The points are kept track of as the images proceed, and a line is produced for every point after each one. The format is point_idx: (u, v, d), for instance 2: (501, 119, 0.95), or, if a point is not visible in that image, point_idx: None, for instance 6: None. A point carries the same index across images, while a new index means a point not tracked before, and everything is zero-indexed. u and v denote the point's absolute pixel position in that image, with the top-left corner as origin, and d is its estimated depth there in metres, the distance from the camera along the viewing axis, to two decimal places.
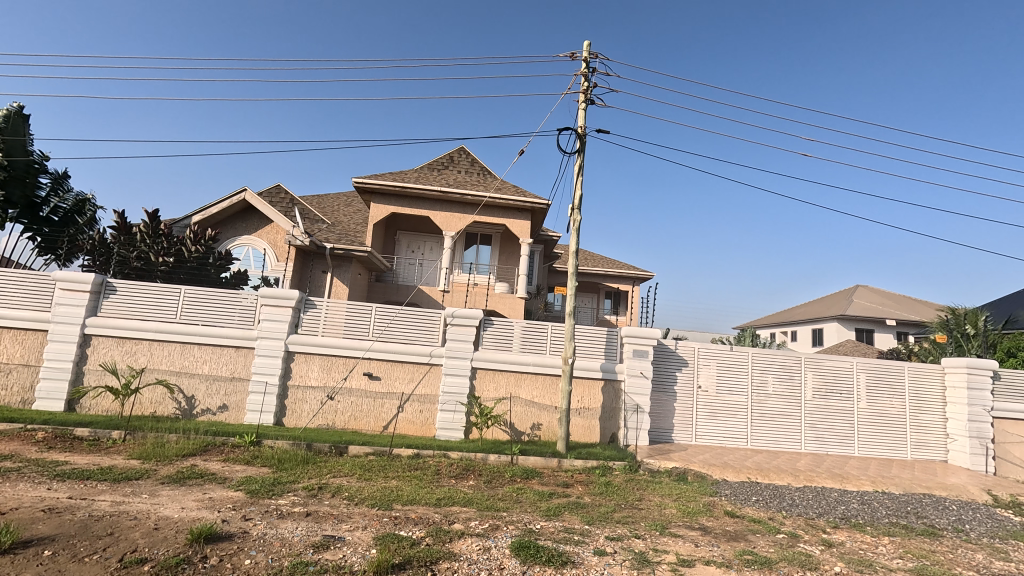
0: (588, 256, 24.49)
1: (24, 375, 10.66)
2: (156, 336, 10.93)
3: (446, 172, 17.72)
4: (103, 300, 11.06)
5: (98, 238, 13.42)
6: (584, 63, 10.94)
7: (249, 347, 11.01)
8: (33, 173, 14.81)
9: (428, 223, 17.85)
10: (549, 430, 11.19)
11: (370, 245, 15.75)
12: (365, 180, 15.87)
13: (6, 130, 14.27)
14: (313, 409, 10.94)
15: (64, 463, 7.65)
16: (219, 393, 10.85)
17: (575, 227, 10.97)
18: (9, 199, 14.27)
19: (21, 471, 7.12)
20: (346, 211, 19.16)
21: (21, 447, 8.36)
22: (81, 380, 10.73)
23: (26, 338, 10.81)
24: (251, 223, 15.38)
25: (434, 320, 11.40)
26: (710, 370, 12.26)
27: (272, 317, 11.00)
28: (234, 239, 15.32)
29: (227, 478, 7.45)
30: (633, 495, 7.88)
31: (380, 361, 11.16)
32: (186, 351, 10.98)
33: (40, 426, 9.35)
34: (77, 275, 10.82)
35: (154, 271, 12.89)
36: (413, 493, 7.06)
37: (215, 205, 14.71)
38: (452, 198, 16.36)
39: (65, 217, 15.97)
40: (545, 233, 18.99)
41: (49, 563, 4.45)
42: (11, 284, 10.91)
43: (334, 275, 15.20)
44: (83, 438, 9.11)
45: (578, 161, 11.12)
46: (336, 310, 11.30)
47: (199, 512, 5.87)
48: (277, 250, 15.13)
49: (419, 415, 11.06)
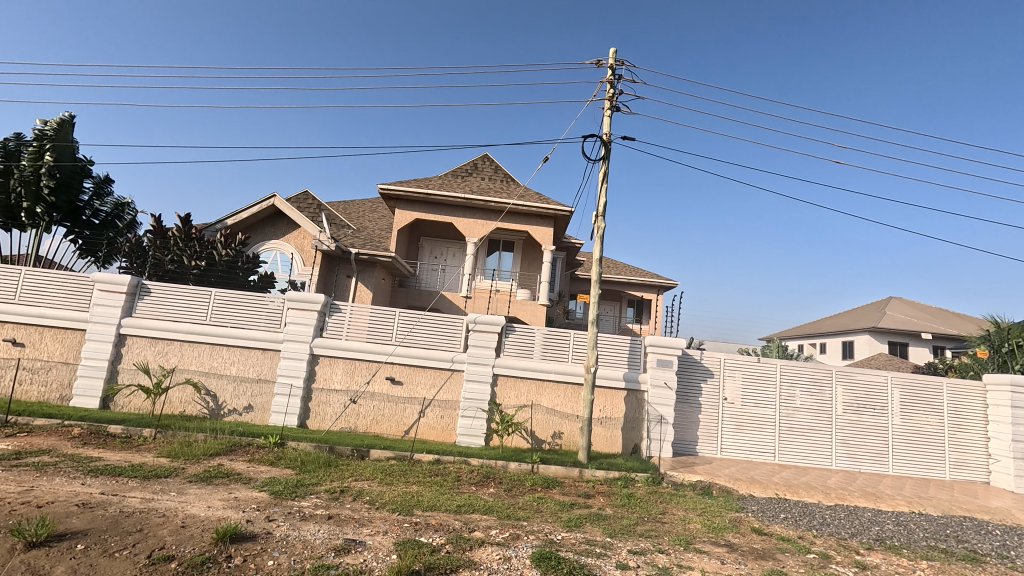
0: (611, 264, 24.30)
1: (62, 372, 11.02)
2: (187, 337, 11.21)
3: (470, 179, 17.86)
4: (138, 301, 11.44)
5: (135, 240, 13.93)
6: (610, 70, 10.88)
7: (275, 350, 11.22)
8: (78, 179, 15.42)
9: (450, 229, 17.97)
10: (570, 440, 11.06)
11: (394, 251, 15.92)
12: (390, 187, 16.11)
13: (56, 138, 14.90)
14: (335, 412, 11.05)
15: (97, 459, 7.89)
16: (245, 394, 11.05)
17: (599, 235, 10.89)
18: (54, 203, 14.89)
19: (58, 466, 7.37)
20: (371, 216, 19.46)
21: (58, 442, 8.67)
22: (116, 378, 11.09)
23: (66, 337, 11.24)
24: (279, 227, 15.71)
25: (456, 326, 11.44)
26: (735, 382, 11.97)
27: (298, 321, 11.20)
28: (262, 244, 15.66)
29: (252, 478, 7.56)
30: (656, 507, 7.73)
31: (402, 365, 11.23)
32: (215, 352, 11.25)
33: (77, 422, 9.68)
34: (115, 276, 11.23)
35: (187, 275, 13.29)
36: (433, 499, 7.04)
37: (245, 211, 15.06)
38: (475, 205, 16.46)
39: (105, 220, 16.62)
40: (567, 240, 18.91)
41: (81, 557, 4.57)
42: (54, 285, 11.38)
43: (359, 280, 15.40)
44: (115, 435, 9.38)
45: (603, 168, 11.05)
46: (360, 315, 11.44)
47: (224, 512, 5.96)
48: (304, 254, 15.43)
49: (441, 420, 11.06)
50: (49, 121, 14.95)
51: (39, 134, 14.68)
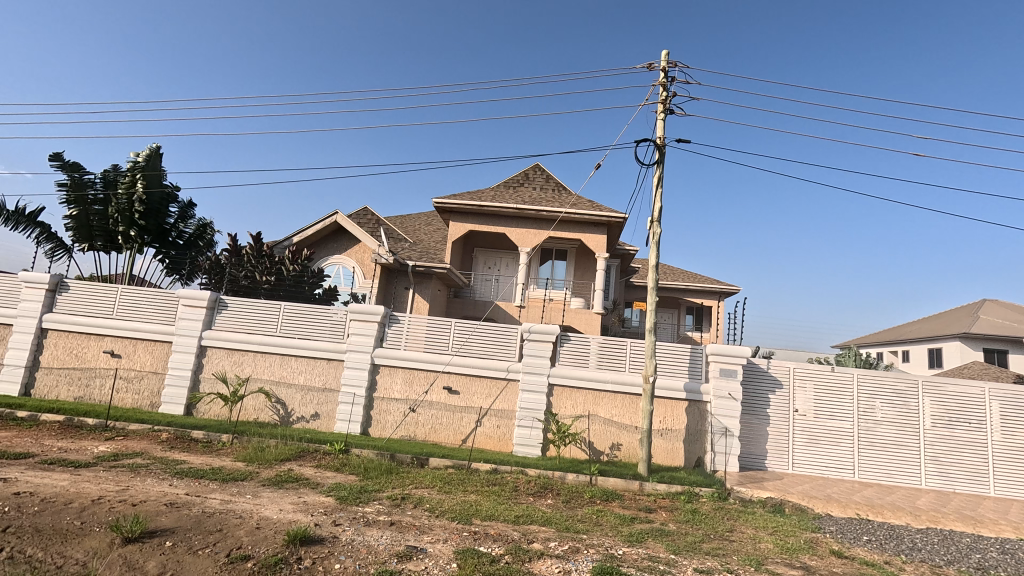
0: (667, 271, 23.65)
1: (152, 381, 12.02)
2: (259, 348, 11.93)
3: (522, 189, 17.99)
4: (217, 315, 12.30)
5: (213, 259, 15.03)
6: (663, 73, 10.67)
7: (339, 360, 11.70)
8: (165, 204, 16.87)
9: (504, 240, 18.15)
10: (629, 452, 10.78)
11: (449, 263, 16.27)
12: (445, 200, 16.51)
13: (146, 168, 16.39)
14: (396, 420, 11.36)
15: (183, 462, 8.51)
16: (312, 402, 11.58)
17: (655, 241, 10.64)
18: (145, 227, 16.36)
19: (149, 468, 8.02)
20: (427, 229, 20.01)
21: (150, 446, 9.44)
22: (198, 387, 11.95)
23: (155, 349, 12.25)
24: (342, 243, 16.46)
25: (510, 336, 11.49)
26: (807, 392, 11.26)
27: (360, 332, 11.64)
28: (326, 259, 16.45)
29: (319, 483, 7.89)
30: (723, 524, 7.37)
31: (459, 375, 11.39)
32: (285, 362, 11.89)
33: (165, 427, 10.50)
34: (197, 292, 12.15)
35: (258, 289, 14.20)
36: (492, 509, 7.06)
37: (310, 227, 15.88)
38: (527, 215, 16.54)
39: (188, 241, 18.07)
40: (621, 247, 18.59)
41: (170, 554, 4.93)
42: (145, 301, 12.47)
43: (416, 291, 15.83)
44: (198, 440, 10.09)
45: (657, 172, 10.81)
46: (418, 325, 11.74)
47: (294, 515, 6.25)
48: (364, 267, 16.06)
49: (497, 430, 11.11)
50: (140, 153, 16.48)
51: (133, 165, 16.20)
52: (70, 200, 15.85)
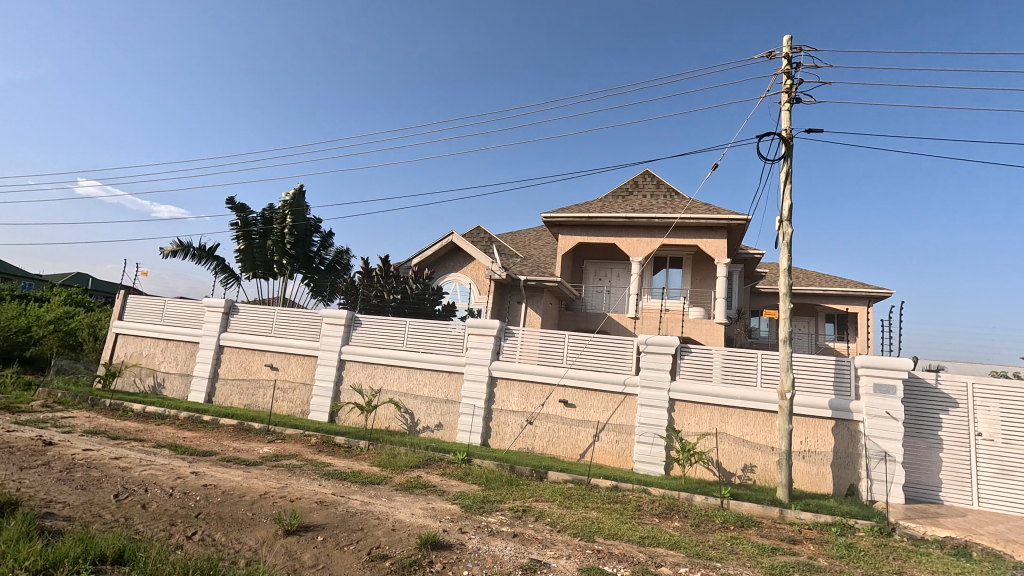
0: (800, 275, 21.41)
1: (303, 391, 13.60)
2: (388, 361, 12.94)
3: (632, 198, 17.56)
4: (352, 331, 13.61)
5: (349, 280, 16.73)
6: (786, 60, 9.80)
7: (459, 372, 12.26)
8: (309, 235, 19.18)
9: (615, 250, 17.80)
10: (765, 475, 9.82)
11: (560, 276, 16.35)
12: (553, 214, 16.67)
13: (294, 205, 18.80)
14: (514, 432, 11.56)
15: (329, 465, 9.48)
16: (436, 412, 12.24)
17: (785, 242, 9.69)
18: (294, 256, 18.74)
19: (303, 468, 9.05)
20: (537, 244, 20.34)
21: (302, 449, 10.67)
22: (339, 397, 13.26)
23: (304, 362, 13.86)
24: (458, 261, 17.31)
25: (626, 348, 11.15)
26: (994, 414, 9.39)
27: (477, 345, 12.11)
28: (444, 277, 17.37)
29: (445, 491, 8.28)
30: (888, 565, 6.37)
31: (574, 388, 11.31)
32: (411, 375, 12.75)
33: (314, 432, 11.80)
34: (336, 311, 13.57)
35: (386, 307, 15.78)
36: (614, 528, 6.85)
37: (429, 248, 16.95)
38: (639, 223, 16.06)
39: (329, 266, 20.33)
40: (745, 251, 17.24)
41: (321, 547, 5.49)
42: (295, 320, 14.21)
43: (528, 305, 16.11)
44: (340, 445, 11.18)
45: (784, 168, 9.89)
46: (531, 338, 11.90)
47: (425, 520, 6.62)
48: (479, 283, 16.69)
49: (616, 445, 10.79)
50: (289, 192, 18.94)
51: (283, 204, 18.69)
52: (237, 238, 18.68)
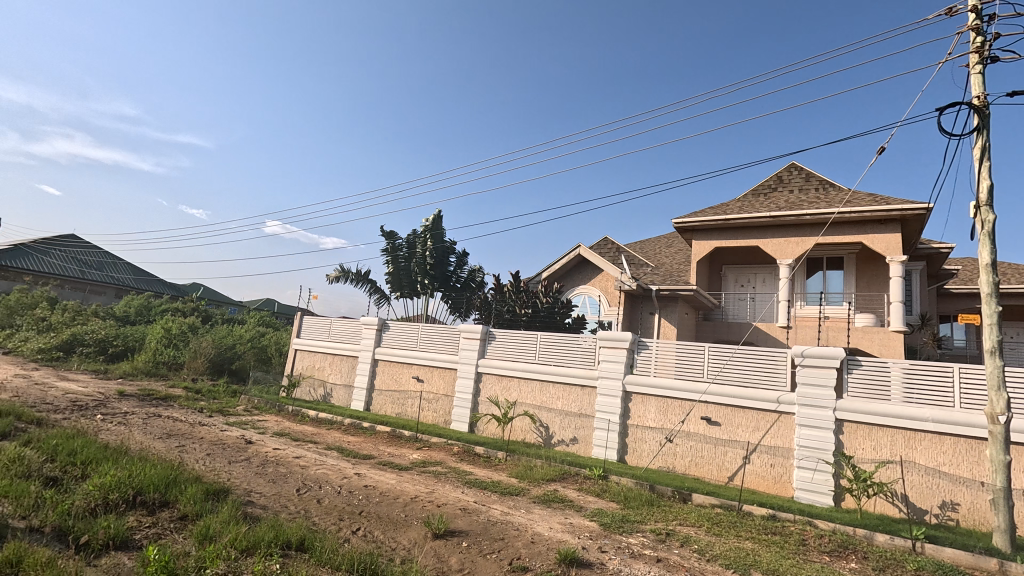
0: (1009, 271, 17.44)
1: (445, 402, 14.52)
2: (522, 375, 13.26)
3: (776, 195, 15.94)
4: (488, 345, 14.23)
5: (483, 297, 17.58)
6: (972, 14, 8.17)
7: (592, 386, 12.09)
8: (446, 256, 20.62)
9: (759, 253, 16.24)
10: (974, 517, 8.02)
11: (696, 284, 15.38)
12: (685, 219, 15.79)
13: (433, 230, 20.39)
14: (652, 450, 11.03)
15: (471, 473, 9.94)
16: (570, 426, 12.18)
17: (986, 232, 7.97)
18: (434, 276, 20.27)
19: (447, 475, 9.62)
20: (669, 251, 19.41)
21: (446, 456, 11.36)
22: (477, 408, 13.90)
23: (446, 375, 14.81)
24: (586, 273, 17.22)
25: (778, 361, 10.05)
26: None
27: (610, 359, 11.86)
28: (573, 289, 17.35)
29: (583, 507, 8.17)
30: None
31: (718, 405, 10.47)
32: (544, 388, 12.90)
33: (456, 441, 12.50)
34: (473, 326, 14.34)
35: (518, 321, 16.45)
36: (773, 562, 6.12)
37: (557, 261, 17.12)
38: (786, 222, 14.49)
39: (465, 284, 21.61)
40: (926, 246, 14.56)
41: (466, 553, 5.74)
42: (437, 336, 15.29)
43: (662, 315, 15.38)
44: (480, 454, 11.67)
45: (978, 142, 8.19)
46: (667, 351, 11.32)
47: (563, 535, 6.59)
48: (609, 295, 16.39)
49: (771, 470, 9.71)
50: (428, 218, 20.58)
51: (424, 229, 20.39)
52: (387, 262, 20.79)
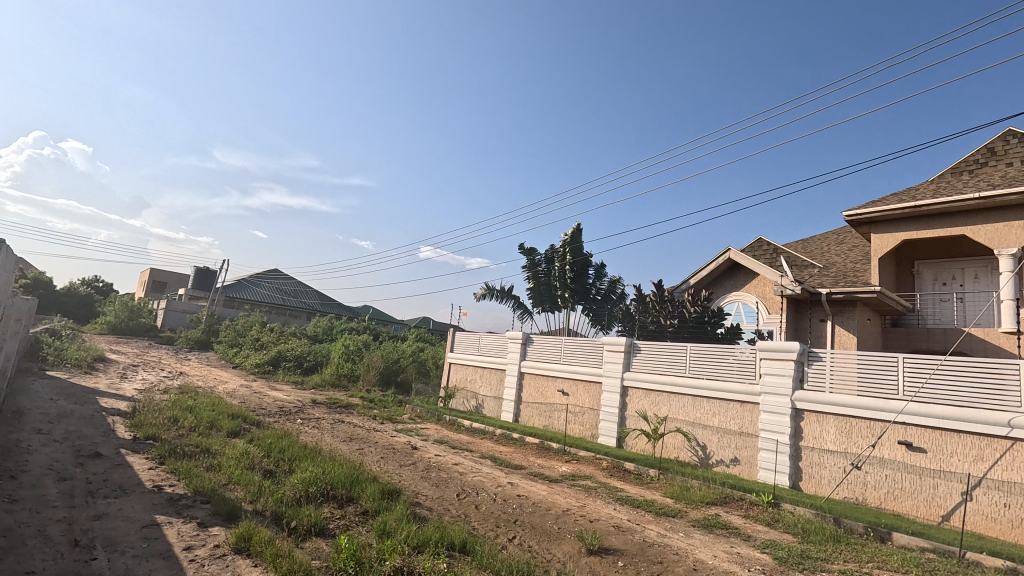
0: None
1: (591, 416, 14.37)
2: (672, 389, 12.58)
3: (986, 171, 13.03)
4: (633, 358, 13.81)
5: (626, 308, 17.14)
6: None
7: (754, 403, 10.98)
8: (586, 269, 20.59)
9: (967, 244, 13.30)
10: None
11: (879, 284, 13.17)
12: (859, 212, 13.70)
13: (572, 244, 20.53)
14: (834, 477, 9.58)
15: (622, 490, 9.66)
16: (730, 446, 11.17)
17: None
18: (574, 290, 20.38)
19: (598, 491, 9.48)
20: (842, 248, 16.93)
21: (596, 471, 11.21)
22: (625, 423, 13.52)
23: (591, 389, 14.69)
24: (739, 279, 15.86)
25: (1006, 375, 8.12)
26: None
27: (774, 372, 10.68)
28: (724, 297, 16.05)
29: (751, 536, 7.40)
30: None
31: (921, 428, 8.76)
32: (697, 403, 12.06)
33: (605, 456, 12.28)
34: (617, 339, 14.08)
35: (664, 333, 15.63)
36: None
37: (705, 268, 16.04)
38: (1004, 203, 11.74)
39: (606, 296, 21.34)
40: None
41: None
42: (580, 349, 15.30)
43: (836, 322, 13.44)
44: (630, 471, 11.30)
45: None
46: (847, 363, 9.82)
47: (730, 565, 6.04)
48: (768, 302, 14.86)
49: (1005, 511, 7.78)
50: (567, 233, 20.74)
51: (563, 244, 20.65)
52: (528, 277, 21.49)
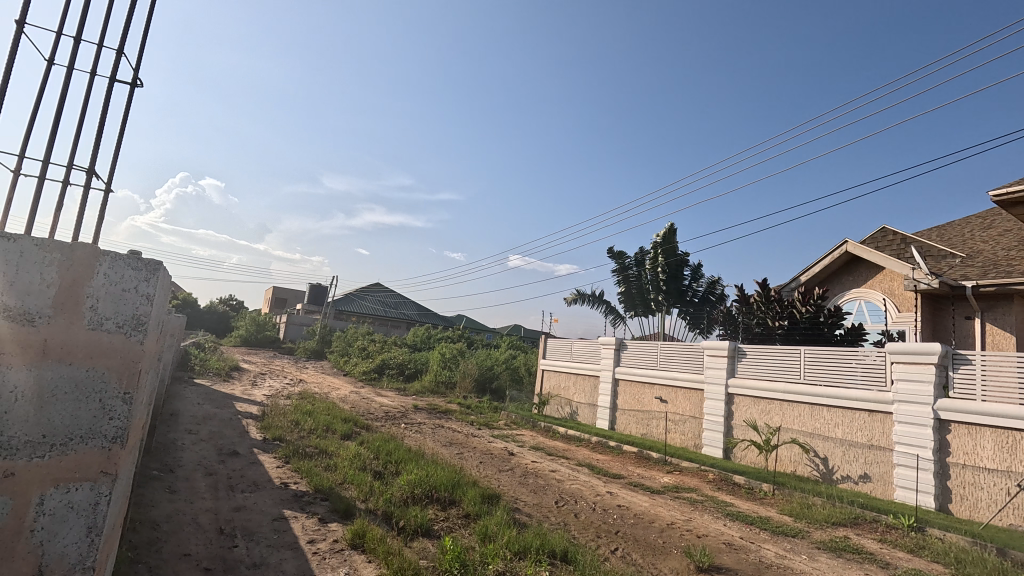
0: None
1: (693, 425, 13.61)
2: (785, 397, 11.55)
3: None
4: (738, 363, 12.91)
5: (727, 310, 16.05)
6: None
7: (886, 412, 9.75)
8: (681, 270, 19.61)
9: None
10: None
11: None
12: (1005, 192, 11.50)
13: (664, 244, 19.66)
14: (995, 500, 8.16)
15: (732, 505, 9.01)
16: (859, 460, 9.93)
17: None
18: (668, 292, 19.52)
19: (705, 504, 8.92)
20: (991, 234, 14.54)
21: (702, 484, 10.58)
22: (731, 433, 12.63)
23: (692, 396, 13.93)
24: (859, 275, 14.32)
25: None
26: None
27: (909, 378, 9.41)
28: (843, 295, 14.58)
29: (890, 564, 6.52)
30: None
31: None
32: (816, 413, 10.97)
33: (711, 468, 11.57)
34: (719, 343, 13.27)
35: (773, 335, 14.39)
36: None
37: (819, 264, 14.63)
38: None
39: (703, 297, 20.19)
40: None
41: None
42: (678, 355, 14.61)
43: (988, 320, 11.61)
44: (741, 485, 10.52)
45: None
46: (1005, 367, 8.38)
47: None
48: (897, 299, 13.21)
49: None
50: (660, 233, 19.86)
51: (654, 245, 19.87)
52: (619, 281, 21.01)
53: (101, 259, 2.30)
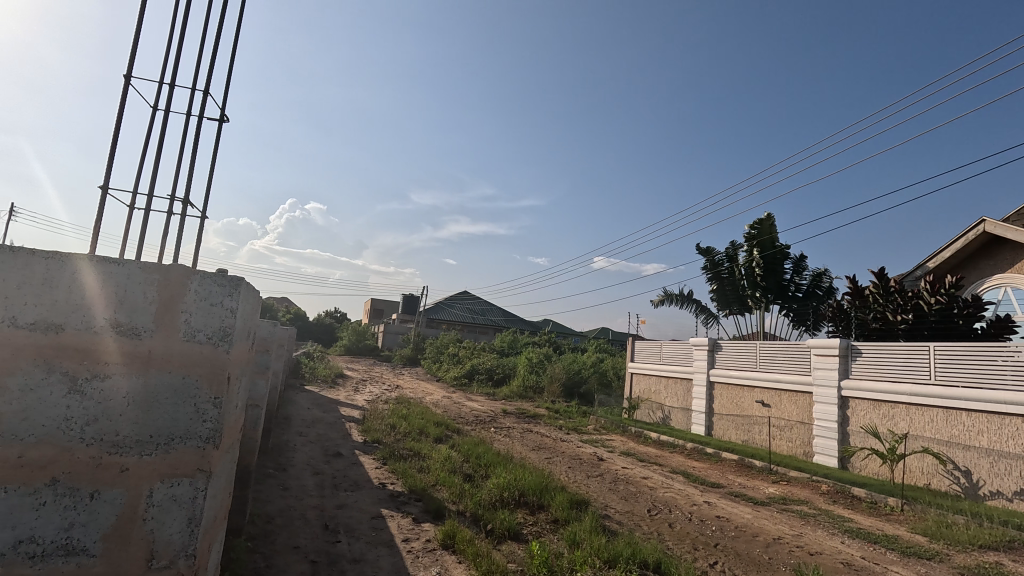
0: None
1: (802, 431, 12.44)
2: (912, 399, 10.19)
3: None
4: (852, 362, 11.64)
5: (836, 304, 14.51)
6: None
7: None
8: (781, 263, 18.04)
9: None
10: None
11: None
12: None
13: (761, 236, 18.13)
14: None
15: (850, 521, 8.06)
16: (1012, 474, 8.50)
17: None
18: (767, 288, 18.08)
19: (817, 518, 8.08)
20: None
21: (814, 496, 9.61)
22: (848, 441, 11.36)
23: (799, 399, 12.77)
24: (1003, 258, 12.35)
25: None
26: None
27: None
28: (981, 283, 12.67)
29: None
30: None
31: None
32: (952, 418, 9.56)
33: (824, 479, 10.49)
34: (828, 341, 12.08)
35: (895, 331, 12.71)
36: None
37: (949, 248, 12.81)
38: None
39: (808, 291, 18.47)
40: None
41: None
42: (781, 355, 13.48)
43: None
44: (861, 499, 9.42)
45: None
46: None
47: None
48: None
49: None
50: (755, 223, 18.33)
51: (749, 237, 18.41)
52: (710, 279, 19.91)
53: (192, 277, 2.57)
